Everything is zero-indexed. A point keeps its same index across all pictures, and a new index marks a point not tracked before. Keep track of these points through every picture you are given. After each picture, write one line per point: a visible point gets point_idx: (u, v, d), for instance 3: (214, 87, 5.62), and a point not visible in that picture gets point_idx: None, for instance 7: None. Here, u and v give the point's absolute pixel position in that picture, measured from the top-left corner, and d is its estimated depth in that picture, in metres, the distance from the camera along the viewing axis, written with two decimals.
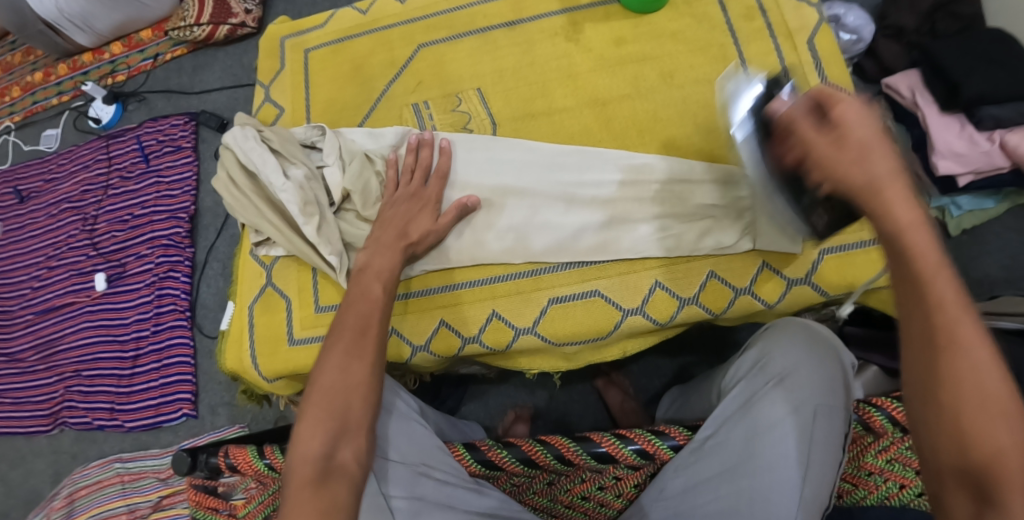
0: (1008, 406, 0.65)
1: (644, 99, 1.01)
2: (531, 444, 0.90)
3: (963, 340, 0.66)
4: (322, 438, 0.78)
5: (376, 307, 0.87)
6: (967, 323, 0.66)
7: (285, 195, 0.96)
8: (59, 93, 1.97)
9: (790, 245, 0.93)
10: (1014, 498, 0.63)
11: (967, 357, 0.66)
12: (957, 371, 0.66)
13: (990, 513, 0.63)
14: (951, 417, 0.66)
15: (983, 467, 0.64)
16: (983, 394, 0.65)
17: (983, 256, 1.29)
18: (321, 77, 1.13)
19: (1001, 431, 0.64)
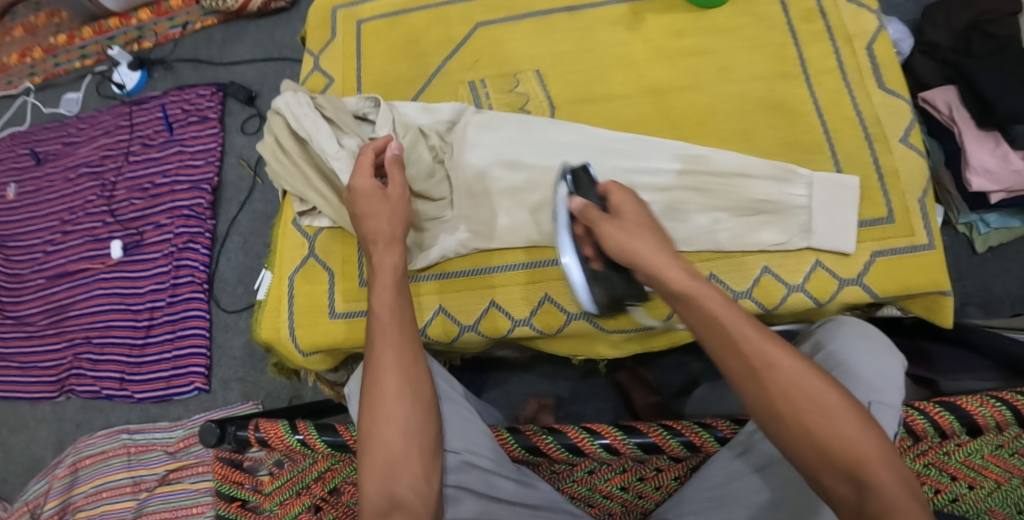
0: (828, 394, 0.72)
1: (702, 92, 1.00)
2: (577, 432, 0.89)
3: (775, 360, 0.73)
4: (385, 473, 0.79)
5: (394, 329, 0.85)
6: (765, 345, 0.74)
7: (338, 162, 0.98)
8: (83, 57, 1.94)
9: (844, 244, 0.92)
10: (879, 472, 0.68)
11: (779, 372, 0.72)
12: (777, 393, 0.72)
13: (867, 494, 0.68)
14: (797, 430, 0.71)
15: (845, 459, 0.69)
16: (816, 403, 0.71)
17: (996, 277, 1.36)
18: (375, 49, 1.13)
19: (844, 423, 0.70)
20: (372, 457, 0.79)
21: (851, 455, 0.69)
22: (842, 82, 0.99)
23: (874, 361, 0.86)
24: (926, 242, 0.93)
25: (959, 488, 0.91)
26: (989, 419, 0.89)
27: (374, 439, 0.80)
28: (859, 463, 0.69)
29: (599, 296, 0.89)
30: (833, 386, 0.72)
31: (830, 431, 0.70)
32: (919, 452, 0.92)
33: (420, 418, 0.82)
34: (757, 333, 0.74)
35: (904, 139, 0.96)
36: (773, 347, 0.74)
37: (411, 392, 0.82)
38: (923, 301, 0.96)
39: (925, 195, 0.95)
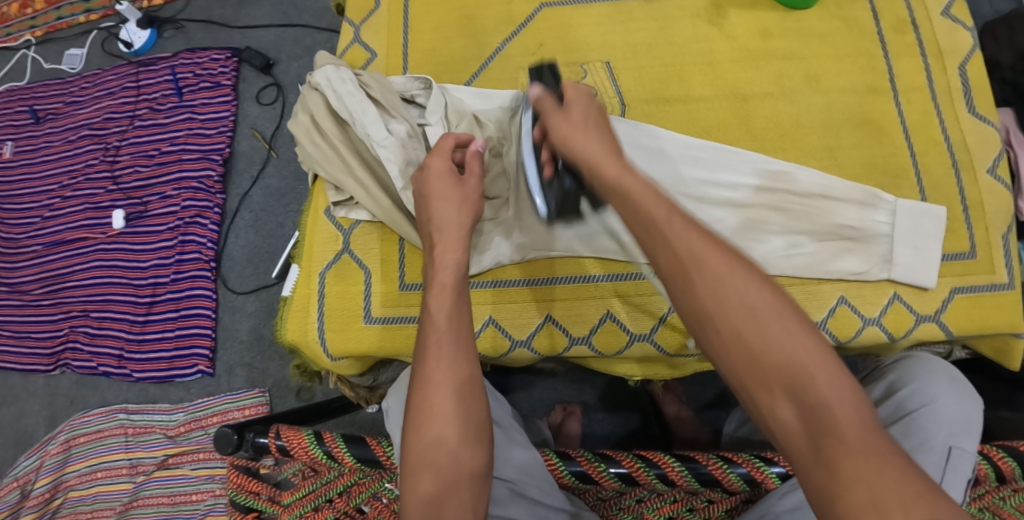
0: (769, 300, 0.64)
1: (787, 101, 0.94)
2: (632, 460, 0.84)
3: (708, 261, 0.66)
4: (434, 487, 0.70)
5: (443, 337, 0.75)
6: (694, 244, 0.67)
7: (385, 151, 0.91)
8: (88, 11, 1.82)
9: (925, 278, 0.87)
10: (822, 386, 0.60)
11: (714, 274, 0.65)
12: (708, 298, 0.65)
13: (806, 404, 0.60)
14: (729, 338, 0.64)
15: (783, 368, 0.61)
16: (752, 311, 0.63)
17: None
18: (424, 24, 1.04)
19: (783, 331, 0.62)
20: (418, 473, 0.71)
21: (791, 365, 0.61)
22: (932, 103, 0.93)
23: (953, 402, 0.80)
24: (1005, 281, 0.88)
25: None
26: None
27: (420, 454, 0.71)
28: (799, 377, 0.61)
29: (551, 199, 0.89)
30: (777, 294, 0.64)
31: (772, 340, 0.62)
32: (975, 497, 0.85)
33: (473, 435, 0.73)
34: (687, 227, 0.68)
35: (991, 170, 0.90)
36: (708, 247, 0.67)
37: (464, 407, 0.73)
38: (993, 341, 0.90)
39: (1009, 231, 0.89)
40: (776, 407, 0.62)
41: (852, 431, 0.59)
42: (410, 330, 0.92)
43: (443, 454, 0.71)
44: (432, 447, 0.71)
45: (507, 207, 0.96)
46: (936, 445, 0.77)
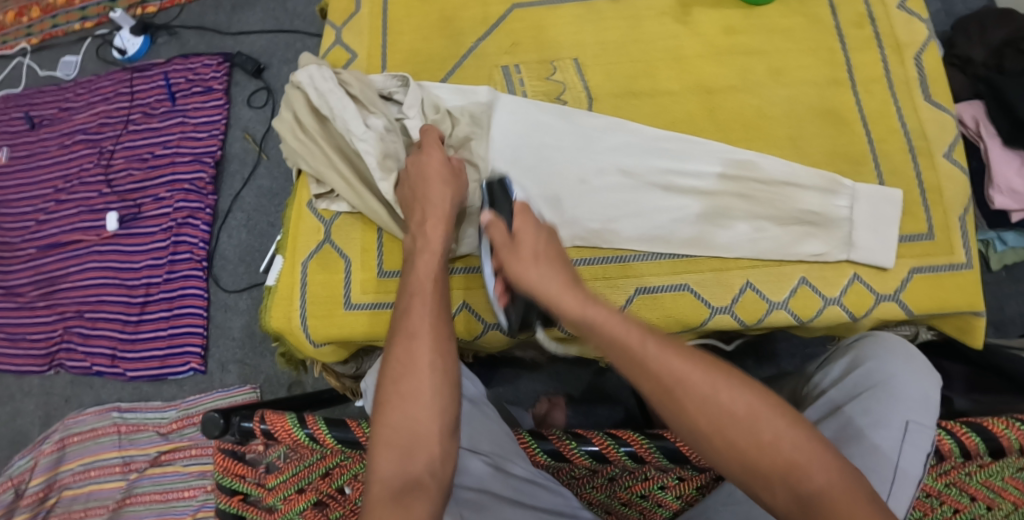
0: (756, 412, 0.71)
1: (752, 93, 0.98)
2: (604, 439, 0.87)
3: (693, 382, 0.73)
4: (398, 456, 0.73)
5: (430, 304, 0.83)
6: (678, 364, 0.74)
7: (365, 144, 0.94)
8: (83, 19, 1.86)
9: (883, 259, 0.90)
10: (815, 476, 0.68)
11: (700, 394, 0.72)
12: (697, 413, 0.72)
13: (805, 497, 0.68)
14: (723, 446, 0.71)
15: (779, 470, 0.69)
16: (743, 421, 0.71)
17: (1007, 298, 1.34)
18: (405, 24, 1.08)
19: (774, 435, 0.70)
20: (386, 439, 0.74)
21: (781, 461, 0.69)
22: (891, 93, 0.97)
23: (912, 379, 0.83)
24: (963, 261, 0.91)
25: (978, 510, 0.90)
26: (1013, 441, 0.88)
27: (399, 407, 0.76)
28: (791, 472, 0.69)
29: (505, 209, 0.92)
30: (764, 397, 0.72)
31: (769, 445, 0.69)
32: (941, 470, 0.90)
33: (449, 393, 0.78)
34: (669, 347, 0.75)
35: (949, 155, 0.94)
36: (690, 368, 0.74)
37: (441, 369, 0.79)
38: (955, 320, 0.92)
39: (965, 214, 0.92)
40: (776, 497, 0.69)
41: (846, 510, 0.66)
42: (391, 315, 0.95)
43: (411, 423, 0.75)
44: (400, 416, 0.76)
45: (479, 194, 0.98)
46: (893, 419, 0.81)
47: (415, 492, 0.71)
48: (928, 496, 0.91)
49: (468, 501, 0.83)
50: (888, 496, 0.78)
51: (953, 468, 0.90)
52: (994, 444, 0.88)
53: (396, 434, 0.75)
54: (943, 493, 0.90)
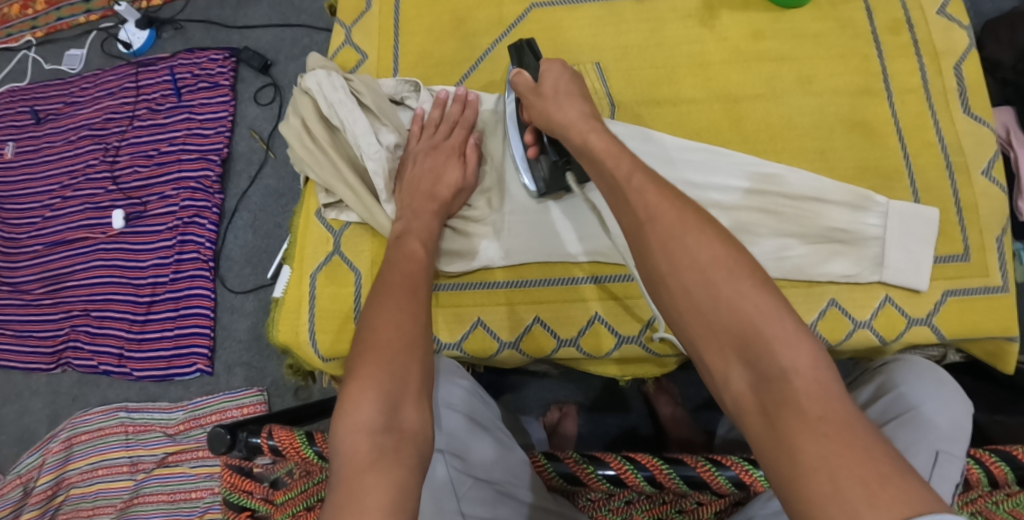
0: (729, 268, 0.67)
1: (779, 103, 0.94)
2: (621, 462, 0.84)
3: (665, 230, 0.70)
4: (379, 408, 0.70)
5: (420, 268, 0.83)
6: (661, 210, 0.71)
7: (374, 162, 0.92)
8: (88, 11, 1.83)
9: (916, 281, 0.86)
10: (778, 352, 0.63)
11: (671, 240, 0.69)
12: (664, 259, 0.69)
13: (759, 369, 0.63)
14: (687, 307, 0.68)
15: (737, 329, 0.64)
16: (710, 282, 0.67)
17: None
18: (416, 26, 1.04)
19: (746, 298, 0.65)
20: (369, 377, 0.71)
21: (739, 324, 0.65)
22: (928, 104, 0.92)
23: (942, 408, 0.80)
24: (999, 284, 0.87)
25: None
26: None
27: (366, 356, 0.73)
28: (746, 339, 0.64)
29: (539, 174, 0.92)
30: (731, 253, 0.67)
31: (729, 308, 0.65)
32: (966, 497, 0.90)
33: (422, 341, 0.76)
34: (651, 191, 0.73)
35: (987, 172, 0.90)
36: (670, 213, 0.71)
37: (412, 313, 0.78)
38: (988, 344, 0.89)
39: (1003, 234, 0.89)
40: (728, 371, 0.65)
41: (801, 392, 0.61)
42: None
43: (391, 375, 0.72)
44: (379, 367, 0.72)
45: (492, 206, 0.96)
46: (922, 448, 0.77)
47: (397, 439, 0.68)
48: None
49: None
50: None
51: (979, 496, 0.90)
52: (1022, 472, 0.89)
53: (374, 386, 0.71)
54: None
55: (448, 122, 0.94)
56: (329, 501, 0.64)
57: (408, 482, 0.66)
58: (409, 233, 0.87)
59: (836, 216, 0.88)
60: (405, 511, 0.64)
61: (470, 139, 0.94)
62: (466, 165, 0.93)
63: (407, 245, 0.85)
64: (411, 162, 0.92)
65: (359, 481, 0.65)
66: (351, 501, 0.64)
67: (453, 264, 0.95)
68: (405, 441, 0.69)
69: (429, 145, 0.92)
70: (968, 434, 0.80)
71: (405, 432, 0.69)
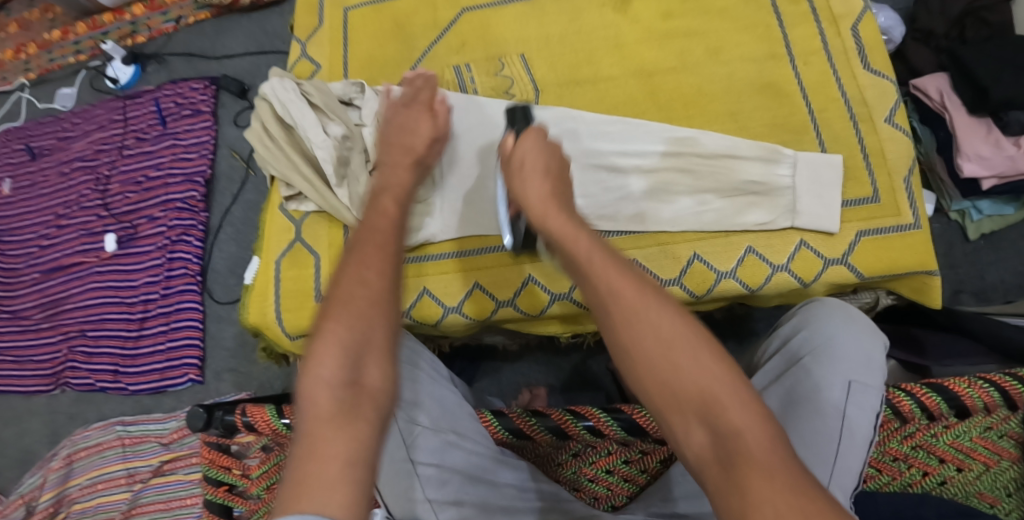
0: (687, 339, 0.69)
1: (692, 74, 1.02)
2: (564, 415, 0.90)
3: (622, 301, 0.72)
4: (342, 365, 0.74)
5: (393, 230, 0.87)
6: (617, 289, 0.73)
7: (323, 152, 0.99)
8: (77, 52, 1.95)
9: (826, 223, 0.94)
10: (729, 414, 0.66)
11: (633, 305, 0.71)
12: (625, 328, 0.71)
13: (714, 430, 0.66)
14: (650, 382, 0.69)
15: (695, 397, 0.67)
16: (671, 355, 0.69)
17: (989, 266, 1.41)
18: (362, 35, 1.13)
19: (701, 368, 0.68)
20: (337, 339, 0.75)
21: (699, 390, 0.67)
22: (829, 65, 1.01)
23: (855, 341, 0.86)
24: (911, 222, 0.94)
25: (948, 471, 0.96)
26: (976, 401, 0.93)
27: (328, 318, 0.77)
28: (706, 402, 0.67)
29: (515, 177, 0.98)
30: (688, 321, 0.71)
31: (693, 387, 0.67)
32: (906, 433, 0.95)
33: (387, 294, 0.80)
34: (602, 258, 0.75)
35: (890, 119, 0.98)
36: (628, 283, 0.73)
37: (376, 269, 0.81)
38: (913, 282, 0.96)
39: (910, 174, 0.96)
40: (690, 433, 0.67)
41: (762, 451, 0.64)
42: None
43: (355, 329, 0.76)
44: (345, 323, 0.76)
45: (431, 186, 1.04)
46: (837, 380, 0.84)
47: (361, 401, 0.73)
48: (896, 460, 0.96)
49: (429, 477, 0.84)
50: (836, 458, 0.82)
51: (918, 430, 0.95)
52: (956, 403, 0.93)
53: (337, 340, 0.75)
54: (911, 455, 0.95)
55: (411, 95, 1.00)
56: (294, 446, 0.70)
57: (366, 434, 0.71)
58: (386, 190, 0.91)
59: (747, 173, 0.96)
60: (364, 461, 0.69)
61: (437, 97, 1.01)
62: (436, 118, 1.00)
63: (381, 204, 0.89)
64: (385, 124, 0.99)
65: (319, 430, 0.70)
66: (312, 450, 0.69)
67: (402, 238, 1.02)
68: (363, 396, 0.73)
69: (403, 108, 0.99)
70: (881, 363, 0.87)
71: (364, 388, 0.74)
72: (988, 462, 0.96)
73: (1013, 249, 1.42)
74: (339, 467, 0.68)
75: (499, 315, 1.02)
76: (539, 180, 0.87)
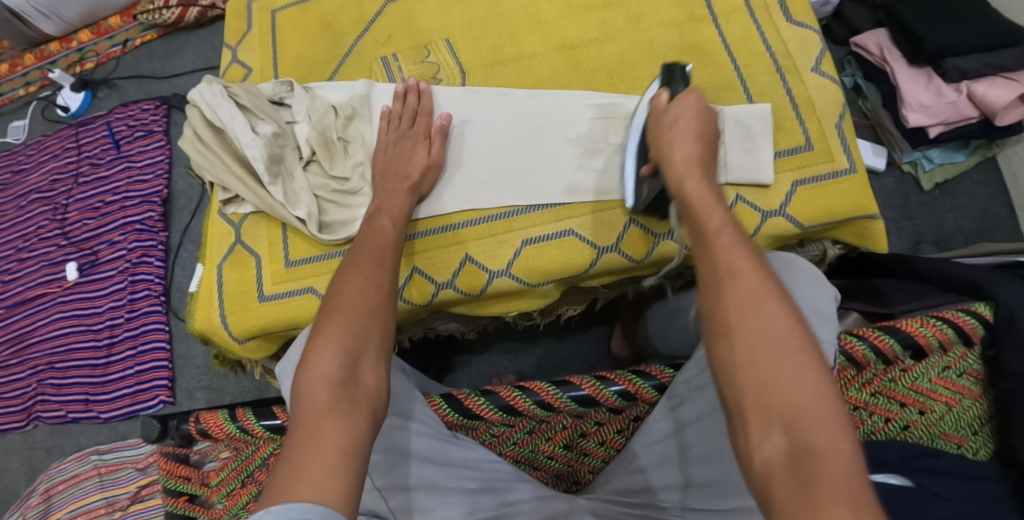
0: (799, 344, 0.68)
1: (612, 43, 1.05)
2: (510, 391, 0.88)
3: (748, 308, 0.70)
4: (339, 363, 0.74)
5: (389, 243, 0.88)
6: (758, 300, 0.70)
7: (252, 150, 0.98)
8: (26, 84, 1.93)
9: (759, 176, 0.96)
10: (816, 437, 0.63)
11: (750, 314, 0.70)
12: (739, 333, 0.69)
13: (791, 442, 0.64)
14: (748, 385, 0.67)
15: (787, 408, 0.65)
16: (779, 365, 0.67)
17: (950, 212, 1.41)
18: (290, 36, 1.13)
19: (801, 382, 0.66)
20: (336, 340, 0.75)
21: (793, 403, 0.65)
22: (751, 20, 1.04)
23: (803, 296, 0.82)
24: (846, 167, 0.97)
25: (911, 415, 0.89)
26: (931, 340, 0.88)
27: (328, 319, 0.78)
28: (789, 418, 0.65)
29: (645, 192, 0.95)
30: (804, 333, 0.68)
31: (786, 399, 0.65)
32: (864, 380, 0.89)
33: (384, 301, 0.81)
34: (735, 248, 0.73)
35: (816, 68, 1.01)
36: (751, 269, 0.72)
37: (371, 278, 0.82)
38: (855, 229, 0.99)
39: (841, 120, 0.99)
40: (767, 442, 0.65)
41: (841, 476, 0.61)
42: (298, 301, 0.98)
43: (351, 334, 0.76)
44: (341, 326, 0.77)
45: (364, 179, 1.01)
46: None
47: (356, 399, 0.72)
48: (857, 409, 0.89)
49: (377, 463, 0.82)
50: None
51: (876, 376, 0.89)
52: (911, 342, 0.88)
53: (334, 343, 0.75)
54: (871, 403, 0.89)
55: (397, 116, 1.01)
56: (288, 442, 0.68)
57: (364, 429, 0.70)
58: (382, 211, 0.92)
59: None
60: (359, 454, 0.68)
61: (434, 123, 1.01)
62: (432, 147, 0.99)
63: (378, 222, 0.91)
64: (382, 153, 0.99)
65: (317, 426, 0.69)
66: (310, 441, 0.68)
67: (329, 234, 0.98)
68: (360, 396, 0.72)
69: (396, 136, 1.00)
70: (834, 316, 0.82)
71: (361, 387, 0.73)
72: (952, 403, 0.89)
73: (969, 196, 1.42)
74: (336, 457, 0.67)
75: (440, 298, 1.00)
76: (687, 143, 0.86)
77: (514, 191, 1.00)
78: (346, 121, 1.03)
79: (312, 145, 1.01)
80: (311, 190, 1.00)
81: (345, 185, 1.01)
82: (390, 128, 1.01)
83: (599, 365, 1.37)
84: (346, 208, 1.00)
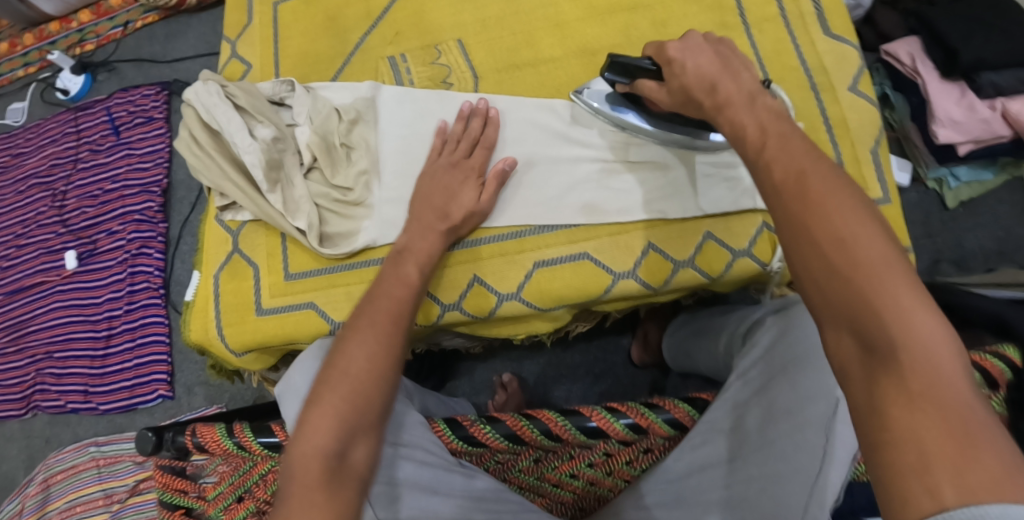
0: (866, 237, 0.58)
1: (636, 50, 1.00)
2: (517, 419, 0.83)
3: (827, 201, 0.60)
4: (332, 435, 0.71)
5: (409, 292, 0.86)
6: (832, 202, 0.60)
7: (250, 156, 0.93)
8: (25, 65, 1.89)
9: None
10: (892, 331, 0.55)
11: (823, 209, 0.60)
12: (816, 229, 0.60)
13: (868, 339, 0.56)
14: (827, 280, 0.59)
15: (858, 303, 0.57)
16: (869, 262, 0.57)
17: (974, 230, 1.37)
18: (293, 31, 1.08)
19: (878, 272, 0.57)
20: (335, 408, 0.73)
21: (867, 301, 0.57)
22: (785, 30, 0.99)
23: None
24: (880, 197, 0.94)
25: None
26: None
27: (327, 384, 0.75)
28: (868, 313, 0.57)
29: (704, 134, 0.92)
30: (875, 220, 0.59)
31: (871, 288, 0.57)
32: None
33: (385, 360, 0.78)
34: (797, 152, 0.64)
35: (852, 87, 0.97)
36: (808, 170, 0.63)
37: (372, 336, 0.80)
38: None
39: (876, 145, 0.95)
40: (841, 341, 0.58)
41: (918, 367, 0.54)
42: (296, 317, 0.95)
43: (353, 405, 0.74)
44: (344, 396, 0.74)
45: (367, 187, 0.97)
46: (823, 394, 0.74)
47: (347, 476, 0.69)
48: None
49: (380, 494, 0.80)
50: (819, 473, 0.71)
51: None
52: None
53: (330, 414, 0.72)
54: None
55: (454, 139, 0.95)
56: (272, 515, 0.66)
57: (350, 507, 0.67)
58: (409, 253, 0.89)
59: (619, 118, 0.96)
60: None
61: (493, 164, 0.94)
62: (482, 189, 0.93)
63: (401, 268, 0.87)
64: (427, 180, 0.93)
65: (301, 500, 0.66)
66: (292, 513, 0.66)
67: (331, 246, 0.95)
68: (350, 472, 0.70)
69: (447, 165, 0.94)
70: None
71: (352, 462, 0.70)
72: None
73: (992, 215, 1.37)
74: None
75: (446, 318, 0.97)
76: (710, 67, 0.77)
77: (533, 208, 0.96)
78: (349, 125, 0.98)
79: (313, 151, 0.97)
80: (312, 199, 0.96)
81: (348, 194, 0.97)
82: (439, 156, 0.95)
83: (604, 376, 1.33)
84: (348, 222, 0.96)
